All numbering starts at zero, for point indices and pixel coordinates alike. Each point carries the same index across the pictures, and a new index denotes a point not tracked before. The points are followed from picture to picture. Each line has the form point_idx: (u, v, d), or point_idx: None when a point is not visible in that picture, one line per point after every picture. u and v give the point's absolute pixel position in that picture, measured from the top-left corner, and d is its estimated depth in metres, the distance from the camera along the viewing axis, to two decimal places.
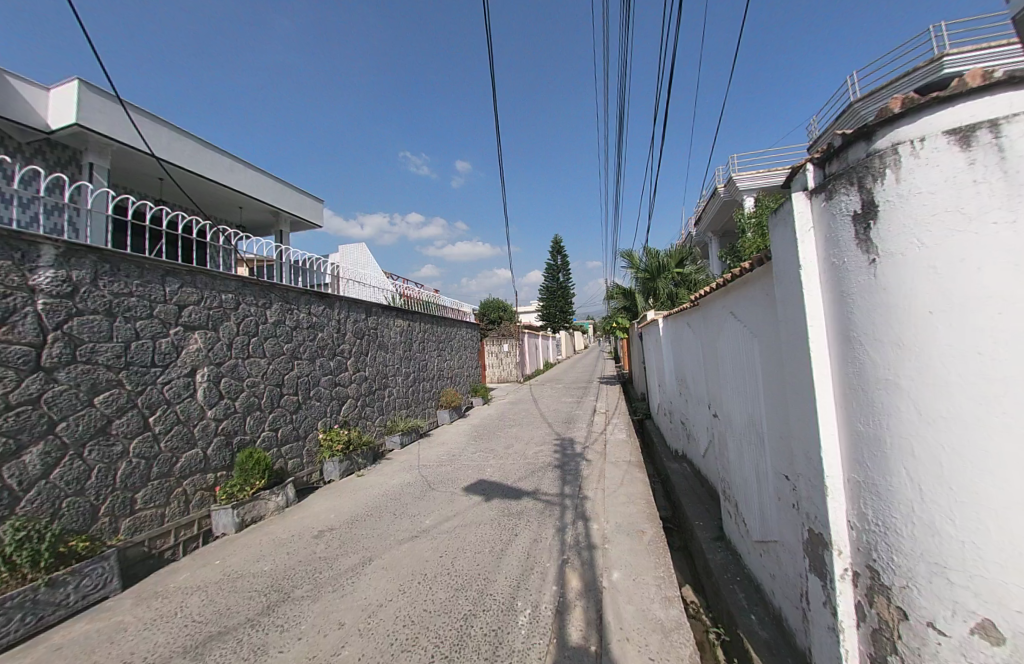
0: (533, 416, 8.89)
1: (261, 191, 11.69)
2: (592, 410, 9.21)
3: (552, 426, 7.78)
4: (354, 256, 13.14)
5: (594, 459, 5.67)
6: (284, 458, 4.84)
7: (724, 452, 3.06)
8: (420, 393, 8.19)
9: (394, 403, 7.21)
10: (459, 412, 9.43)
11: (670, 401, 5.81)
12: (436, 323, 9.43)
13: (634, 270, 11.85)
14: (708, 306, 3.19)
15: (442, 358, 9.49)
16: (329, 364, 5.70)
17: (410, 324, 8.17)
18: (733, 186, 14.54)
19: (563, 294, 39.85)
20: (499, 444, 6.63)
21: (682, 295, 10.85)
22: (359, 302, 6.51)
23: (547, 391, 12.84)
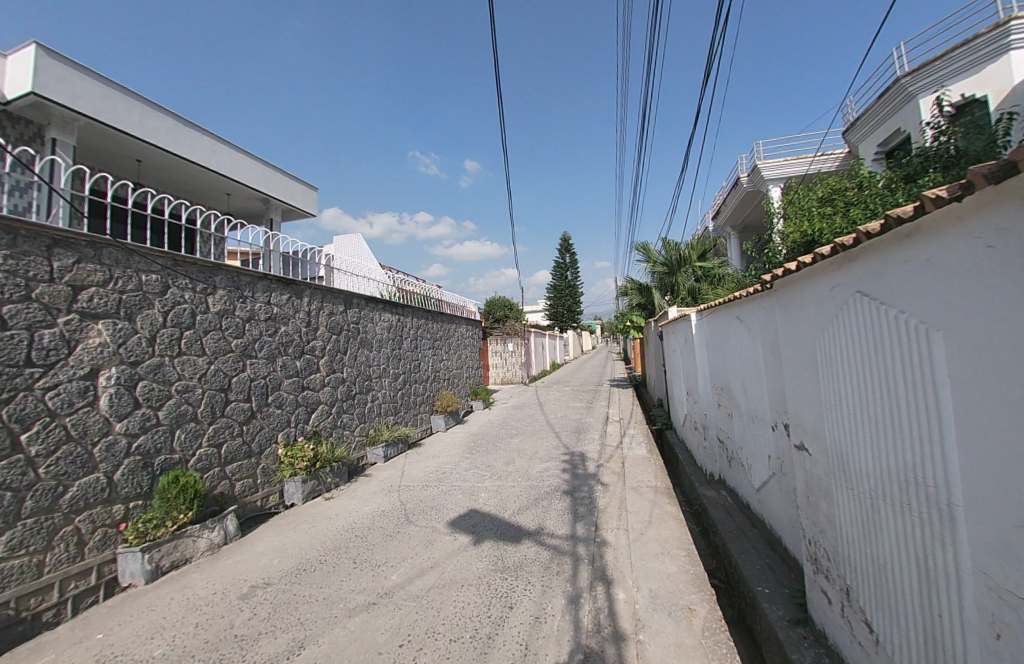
0: (538, 424, 7.89)
1: (247, 175, 10.81)
2: (605, 418, 8.17)
3: (560, 437, 6.76)
4: (348, 247, 12.23)
5: (611, 482, 4.66)
6: (228, 480, 3.90)
7: (823, 503, 2.05)
8: (411, 398, 7.19)
9: (378, 409, 6.23)
10: (456, 418, 8.45)
11: (702, 413, 4.85)
12: (431, 318, 8.43)
13: (652, 264, 10.77)
14: (797, 287, 2.16)
15: (438, 357, 8.47)
16: (295, 364, 4.75)
17: (401, 318, 7.19)
18: (758, 175, 13.37)
19: (571, 293, 38.80)
20: (497, 460, 5.66)
21: (704, 291, 9.77)
22: (337, 292, 5.54)
23: (553, 395, 11.81)
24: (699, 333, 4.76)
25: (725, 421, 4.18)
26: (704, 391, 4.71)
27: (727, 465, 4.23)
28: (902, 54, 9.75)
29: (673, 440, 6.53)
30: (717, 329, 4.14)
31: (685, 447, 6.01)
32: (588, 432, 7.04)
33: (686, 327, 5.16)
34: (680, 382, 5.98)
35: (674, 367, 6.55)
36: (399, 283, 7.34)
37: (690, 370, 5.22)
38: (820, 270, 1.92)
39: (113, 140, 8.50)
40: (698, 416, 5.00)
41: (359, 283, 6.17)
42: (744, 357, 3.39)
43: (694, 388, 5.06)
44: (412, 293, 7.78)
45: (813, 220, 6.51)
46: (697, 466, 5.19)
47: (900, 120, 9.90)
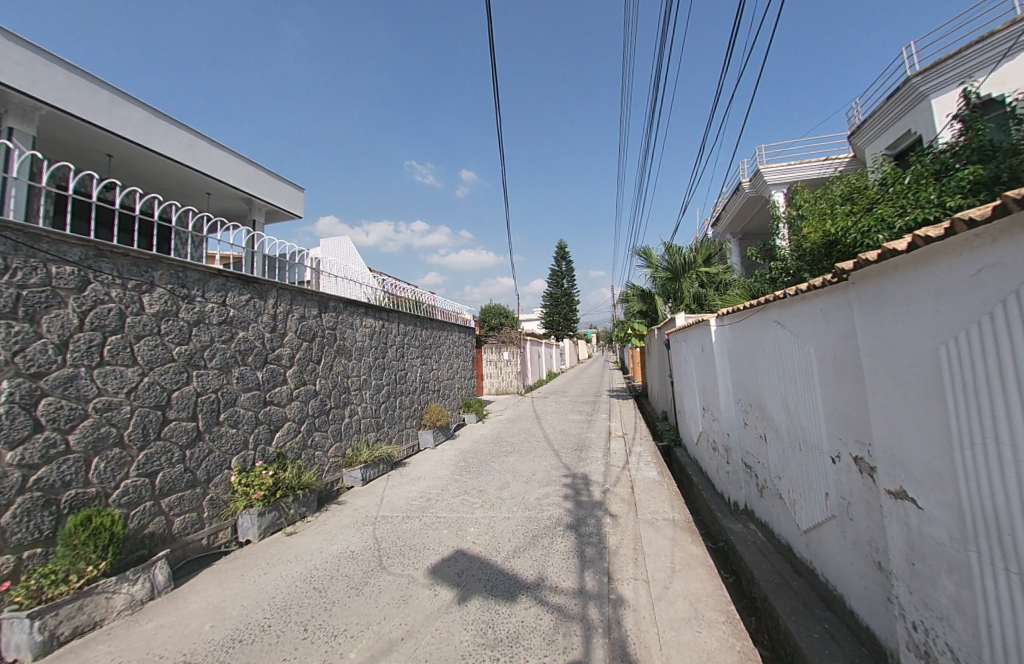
0: (535, 440, 7.22)
1: (228, 173, 10.18)
2: (607, 433, 7.53)
3: (560, 455, 6.11)
4: (335, 250, 11.61)
5: (621, 513, 4.01)
6: (163, 517, 3.23)
7: (947, 575, 1.46)
8: (395, 411, 6.51)
9: (356, 426, 5.55)
10: (446, 433, 7.78)
11: (722, 431, 4.27)
12: (420, 325, 7.77)
13: (654, 268, 10.23)
14: (901, 274, 1.59)
15: (426, 367, 7.78)
16: (255, 375, 4.10)
17: (385, 324, 6.52)
18: (761, 180, 12.97)
19: (567, 301, 38.32)
20: (490, 484, 5.00)
21: (710, 297, 9.24)
22: (310, 294, 4.87)
23: (551, 407, 11.14)
24: (718, 339, 4.19)
25: (756, 442, 3.60)
26: (724, 405, 4.13)
27: (757, 492, 3.65)
28: (912, 52, 9.46)
29: (682, 457, 5.94)
30: (745, 335, 3.56)
31: (697, 466, 5.42)
32: (590, 449, 6.38)
33: (702, 333, 4.58)
34: (691, 394, 5.40)
35: (682, 377, 5.97)
36: (386, 286, 6.76)
37: (706, 380, 4.62)
38: (953, 249, 1.34)
39: (77, 131, 7.84)
40: (717, 433, 4.42)
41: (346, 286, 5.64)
42: (787, 367, 2.81)
43: (713, 402, 4.47)
44: (400, 298, 7.18)
45: (835, 219, 5.99)
46: (714, 490, 4.59)
47: (909, 122, 9.73)
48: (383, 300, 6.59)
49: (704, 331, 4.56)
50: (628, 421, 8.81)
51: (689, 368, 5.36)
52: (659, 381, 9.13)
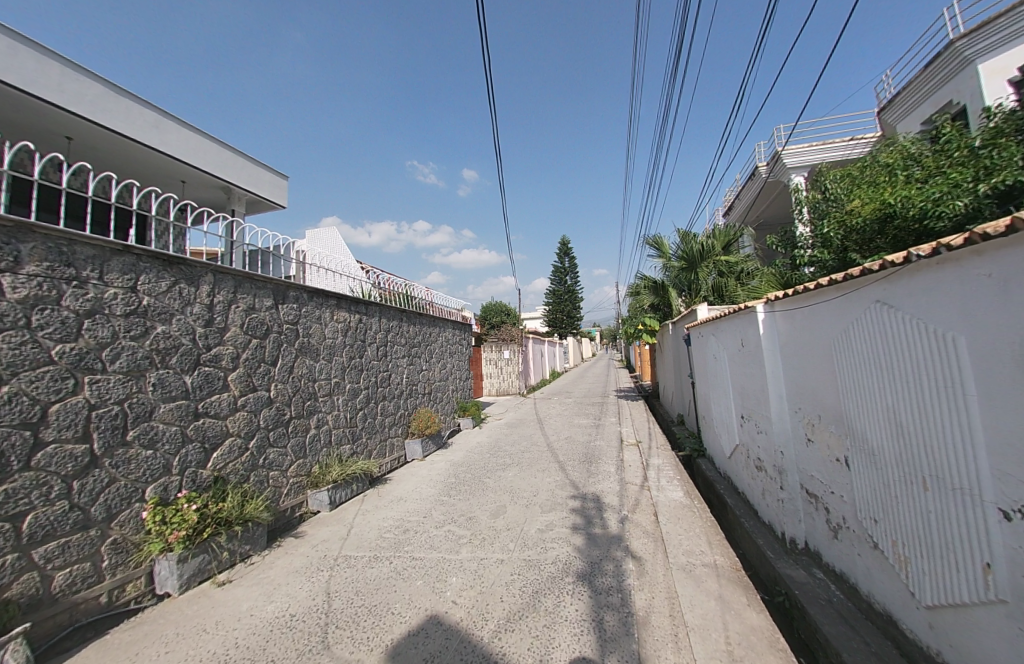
0: (538, 449, 6.33)
1: (202, 158, 9.30)
2: (619, 441, 6.62)
3: (567, 470, 5.22)
4: (322, 242, 10.76)
5: (647, 555, 3.10)
6: (38, 576, 2.37)
7: None
8: (375, 420, 5.60)
9: (325, 439, 4.65)
10: (438, 442, 6.90)
11: (770, 446, 3.40)
12: (407, 321, 6.81)
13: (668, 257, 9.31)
14: None
15: (414, 368, 6.83)
16: (181, 380, 3.23)
17: (364, 319, 5.58)
18: (779, 163, 11.97)
19: (571, 298, 37.38)
20: (483, 509, 4.12)
21: (731, 287, 8.26)
22: (263, 280, 3.98)
23: (555, 409, 10.23)
24: (767, 331, 3.31)
25: (828, 466, 2.73)
26: (776, 415, 3.26)
27: (829, 531, 2.78)
28: (956, 14, 8.48)
29: (708, 472, 5.05)
30: (816, 324, 2.68)
31: (729, 485, 4.53)
32: (601, 462, 5.47)
33: (743, 324, 3.68)
34: (722, 399, 4.52)
35: (708, 378, 5.10)
36: (373, 278, 5.98)
37: (745, 383, 3.75)
38: None
39: (27, 108, 6.94)
40: (763, 449, 3.54)
41: (332, 279, 5.16)
42: (905, 367, 1.94)
43: (756, 410, 3.60)
44: (387, 292, 6.32)
45: (889, 188, 5.02)
46: (758, 519, 3.71)
47: (950, 93, 8.74)
48: (365, 292, 5.78)
49: (746, 321, 3.63)
50: (642, 426, 7.86)
51: (720, 367, 4.49)
52: (676, 382, 8.15)
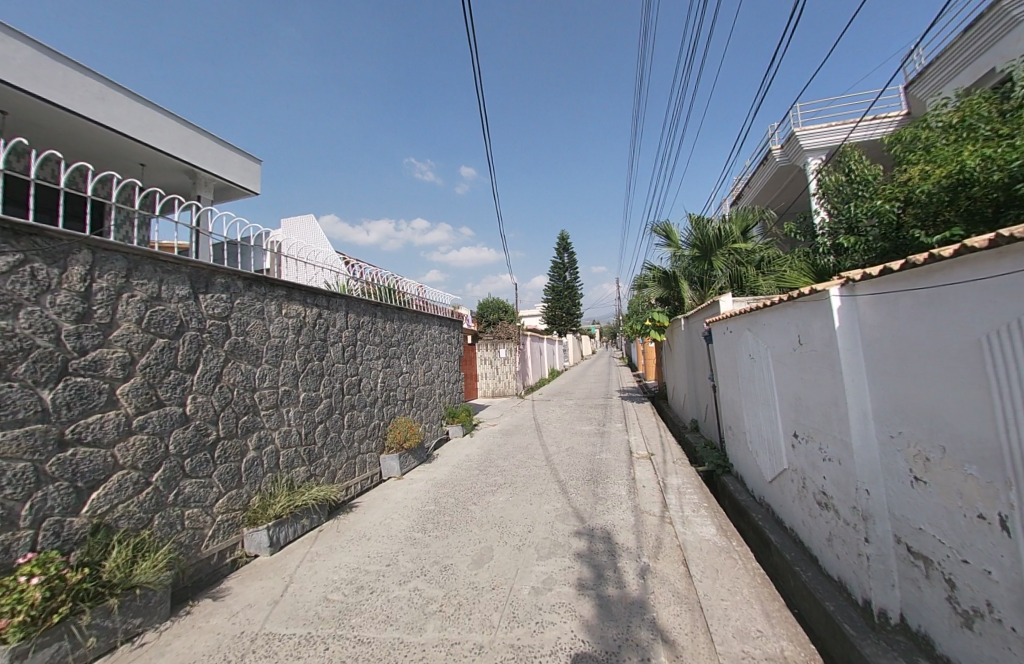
0: (536, 464, 5.42)
1: (160, 137, 8.15)
2: (629, 453, 5.70)
3: (569, 494, 4.32)
4: (300, 231, 9.78)
5: (683, 639, 2.19)
6: None
7: None
8: (340, 435, 4.65)
9: (267, 462, 3.72)
10: (422, 456, 5.98)
11: (844, 478, 2.50)
12: (385, 317, 5.78)
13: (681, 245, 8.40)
14: None
15: (392, 371, 5.82)
16: (34, 398, 2.28)
17: (326, 313, 4.59)
18: (795, 145, 11.00)
19: (570, 294, 36.45)
20: (464, 555, 3.21)
21: (749, 275, 7.32)
22: (172, 261, 3.06)
23: (555, 414, 9.30)
24: (847, 323, 2.39)
25: (958, 522, 1.82)
26: (858, 439, 2.35)
27: (955, 616, 1.88)
28: None
29: (738, 496, 4.14)
30: (951, 311, 1.75)
31: (770, 515, 3.63)
32: (610, 483, 4.56)
33: (803, 315, 2.76)
34: (763, 409, 3.61)
35: (738, 382, 4.19)
36: (346, 271, 5.08)
37: (803, 392, 2.84)
38: None
39: None
40: (831, 480, 2.63)
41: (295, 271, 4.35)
42: None
43: (820, 429, 2.69)
44: (360, 286, 5.36)
45: (957, 152, 4.12)
46: (820, 571, 2.81)
47: (994, 59, 7.81)
48: (331, 283, 4.86)
49: (807, 310, 2.71)
50: (653, 433, 6.93)
51: (761, 369, 3.57)
52: (691, 382, 7.21)
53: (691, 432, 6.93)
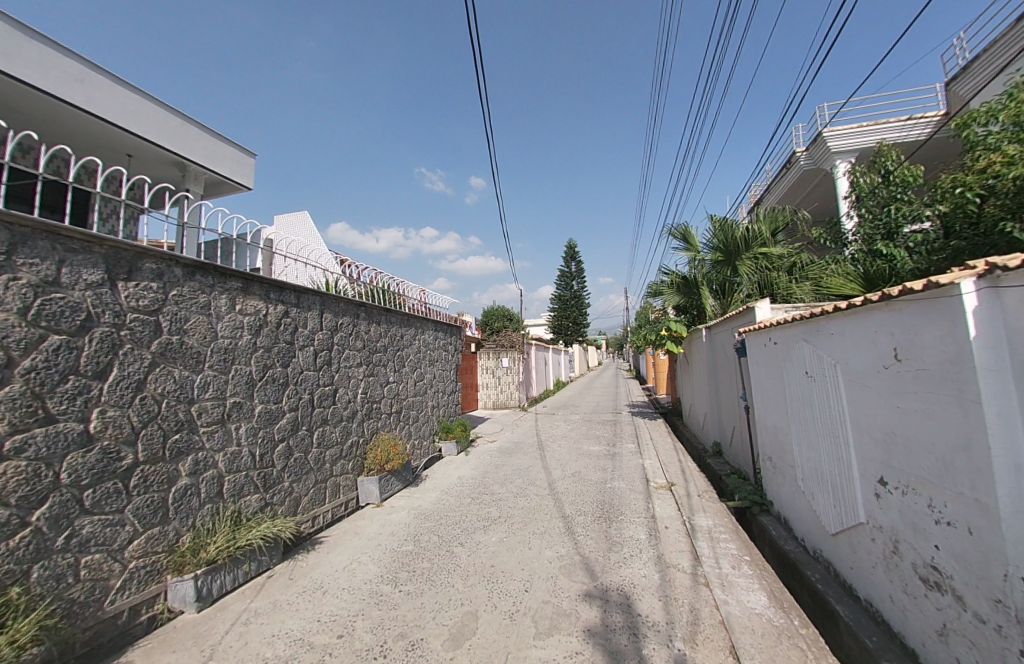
0: (537, 491, 4.66)
1: (145, 124, 7.59)
2: (645, 482, 4.91)
3: (576, 536, 3.55)
4: (291, 226, 9.19)
5: None
6: None
7: None
8: (306, 456, 3.92)
9: (203, 492, 3.00)
10: (408, 477, 5.24)
11: (975, 553, 1.73)
12: (370, 320, 5.06)
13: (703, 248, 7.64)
14: None
15: (375, 381, 5.08)
16: None
17: (295, 313, 3.90)
18: (821, 148, 10.31)
19: (577, 304, 35.73)
20: (442, 625, 2.47)
21: (780, 281, 6.49)
22: (83, 239, 2.40)
23: (560, 430, 8.50)
24: (984, 333, 1.65)
25: None
26: (1004, 500, 1.58)
27: None
28: None
29: (787, 546, 3.35)
30: None
31: (837, 579, 2.84)
32: (625, 524, 3.78)
33: (904, 321, 2.04)
34: (829, 442, 2.86)
35: (786, 405, 3.45)
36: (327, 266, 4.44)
37: (903, 426, 2.10)
38: None
39: None
40: (949, 552, 1.88)
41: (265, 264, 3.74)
42: None
43: (932, 477, 1.94)
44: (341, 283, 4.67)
45: None
46: None
47: None
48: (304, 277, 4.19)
49: (911, 316, 1.99)
50: (672, 458, 6.09)
51: (826, 393, 2.82)
52: (715, 401, 6.41)
53: (714, 458, 6.10)
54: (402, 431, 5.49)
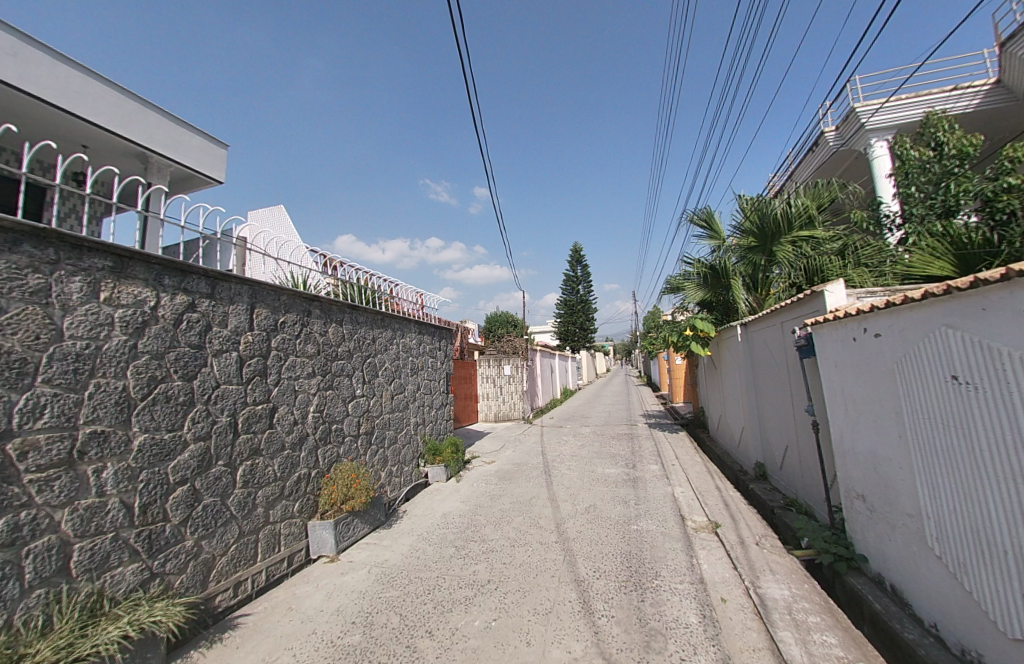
0: (542, 536, 3.55)
1: (94, 107, 6.68)
2: (682, 524, 3.74)
3: (599, 618, 2.44)
4: (264, 217, 8.18)
5: None
6: None
7: None
8: (221, 502, 2.85)
9: (28, 574, 1.93)
10: (381, 517, 4.12)
11: None
12: (330, 318, 3.97)
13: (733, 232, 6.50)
14: None
15: (336, 396, 3.96)
16: None
17: (208, 305, 2.86)
18: (853, 125, 9.26)
19: (583, 309, 34.59)
20: None
21: (832, 267, 5.29)
22: None
23: (569, 448, 7.33)
24: None
25: None
26: None
27: None
28: None
29: (910, 634, 2.23)
30: None
31: None
32: (666, 595, 2.65)
33: None
34: (1005, 485, 1.77)
35: (903, 427, 2.35)
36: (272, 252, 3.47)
37: None
38: None
39: None
40: None
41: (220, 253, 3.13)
42: None
43: None
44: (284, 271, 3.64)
45: None
46: None
47: None
48: (225, 259, 3.17)
49: None
50: (709, 485, 4.91)
51: (1004, 410, 1.74)
52: (759, 415, 5.25)
53: (763, 487, 4.90)
54: (373, 458, 4.37)
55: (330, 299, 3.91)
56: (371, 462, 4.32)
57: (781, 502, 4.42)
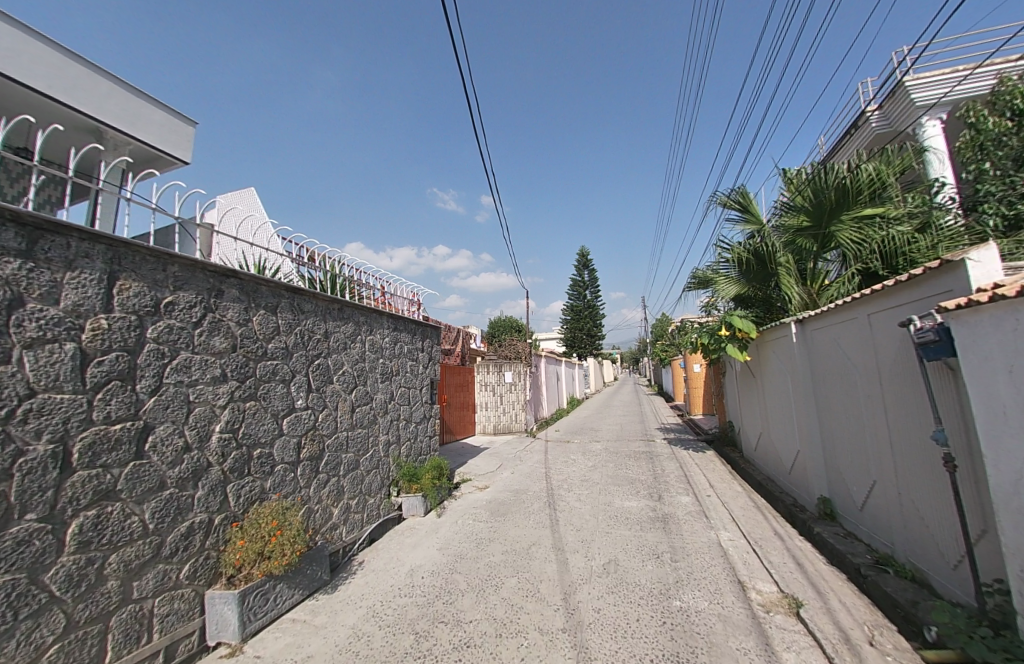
0: (545, 620, 2.41)
1: (33, 69, 5.61)
2: (748, 601, 2.57)
3: None
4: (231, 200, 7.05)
5: None
6: None
7: None
8: (26, 581, 1.73)
9: None
10: (323, 577, 2.99)
11: None
12: (257, 303, 2.89)
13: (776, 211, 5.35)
14: None
15: (262, 411, 2.86)
16: None
17: (19, 268, 1.78)
18: (901, 103, 8.18)
19: (591, 314, 33.46)
20: None
21: (916, 248, 4.12)
22: None
23: (578, 469, 6.14)
24: None
25: None
26: None
27: None
28: None
29: None
30: None
31: None
32: None
33: None
34: None
35: None
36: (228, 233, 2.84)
37: None
38: None
39: None
40: None
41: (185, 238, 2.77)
42: None
43: None
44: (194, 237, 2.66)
45: None
46: None
47: None
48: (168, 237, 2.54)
49: None
50: (766, 531, 3.71)
51: None
52: (825, 438, 4.06)
53: (838, 537, 3.68)
54: (317, 492, 3.26)
55: (254, 277, 2.83)
56: (313, 499, 3.21)
57: (871, 562, 3.21)
